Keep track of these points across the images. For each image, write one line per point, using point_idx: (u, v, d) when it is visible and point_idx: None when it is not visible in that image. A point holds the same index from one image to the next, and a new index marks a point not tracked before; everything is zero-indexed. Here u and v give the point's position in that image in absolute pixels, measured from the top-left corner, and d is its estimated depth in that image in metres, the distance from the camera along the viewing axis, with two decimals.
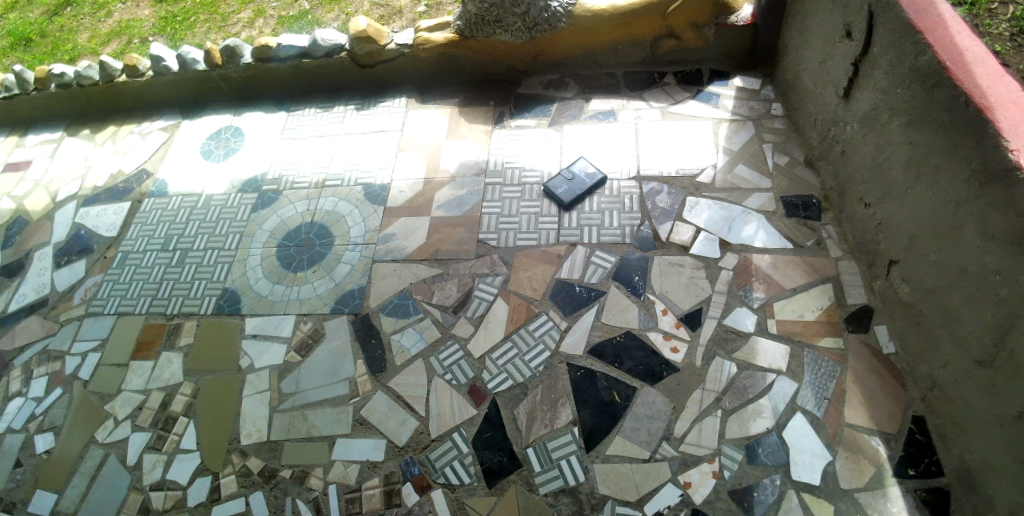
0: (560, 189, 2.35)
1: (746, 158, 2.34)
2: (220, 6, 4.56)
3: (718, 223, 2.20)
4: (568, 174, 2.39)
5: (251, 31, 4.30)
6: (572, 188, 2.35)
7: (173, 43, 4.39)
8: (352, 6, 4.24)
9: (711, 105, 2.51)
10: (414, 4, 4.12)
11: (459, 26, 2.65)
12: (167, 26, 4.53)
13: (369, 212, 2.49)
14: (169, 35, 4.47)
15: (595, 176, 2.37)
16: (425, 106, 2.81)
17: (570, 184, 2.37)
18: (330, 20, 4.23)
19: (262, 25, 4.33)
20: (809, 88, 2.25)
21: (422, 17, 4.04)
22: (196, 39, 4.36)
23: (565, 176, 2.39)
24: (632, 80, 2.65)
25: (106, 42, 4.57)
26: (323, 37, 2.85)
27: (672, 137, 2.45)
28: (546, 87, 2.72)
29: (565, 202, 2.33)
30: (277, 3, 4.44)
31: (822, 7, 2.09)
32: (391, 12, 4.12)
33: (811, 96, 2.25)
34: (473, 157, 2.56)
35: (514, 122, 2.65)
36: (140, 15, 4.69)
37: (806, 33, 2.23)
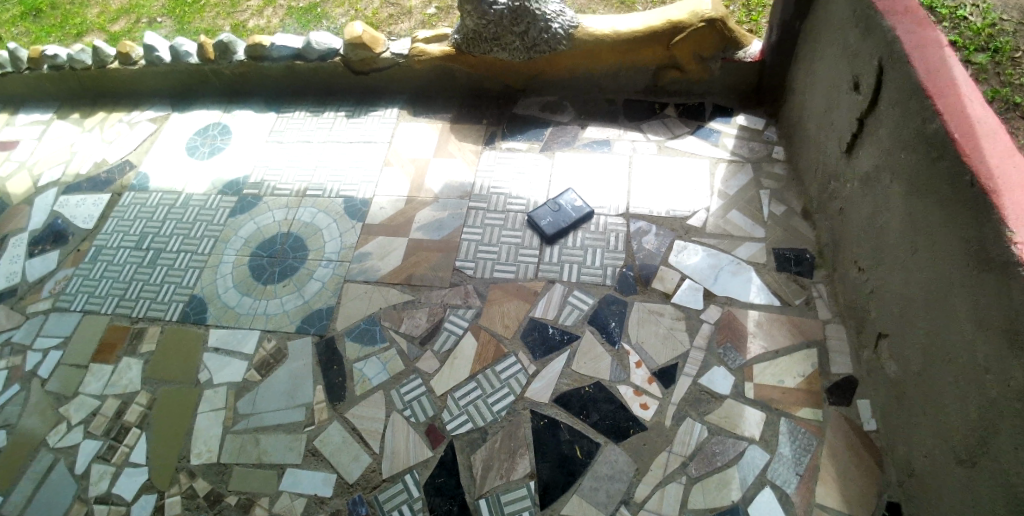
0: (544, 221, 2.26)
1: (741, 203, 2.23)
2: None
3: (704, 271, 2.09)
4: (554, 205, 2.30)
5: (259, 21, 4.21)
6: (556, 220, 2.26)
7: (180, 26, 4.31)
8: (361, 3, 4.14)
9: (711, 143, 2.40)
10: (425, 5, 4.02)
11: (456, 40, 2.54)
12: (176, 8, 4.45)
13: (346, 227, 2.41)
14: (177, 17, 4.39)
15: (581, 209, 2.28)
16: (416, 119, 2.72)
17: (555, 215, 2.27)
18: (338, 15, 4.13)
19: (270, 15, 4.24)
20: (810, 135, 2.13)
21: (431, 19, 3.94)
22: (204, 24, 4.28)
23: (551, 206, 2.30)
24: (633, 109, 2.54)
25: (115, 20, 4.50)
26: (318, 40, 2.75)
27: (666, 175, 2.34)
28: (543, 109, 2.62)
29: (548, 235, 2.23)
30: None
31: (828, 54, 1.96)
32: (401, 12, 4.02)
33: (811, 144, 2.13)
34: (459, 178, 2.48)
35: (505, 144, 2.56)
36: None
37: (811, 77, 2.09)
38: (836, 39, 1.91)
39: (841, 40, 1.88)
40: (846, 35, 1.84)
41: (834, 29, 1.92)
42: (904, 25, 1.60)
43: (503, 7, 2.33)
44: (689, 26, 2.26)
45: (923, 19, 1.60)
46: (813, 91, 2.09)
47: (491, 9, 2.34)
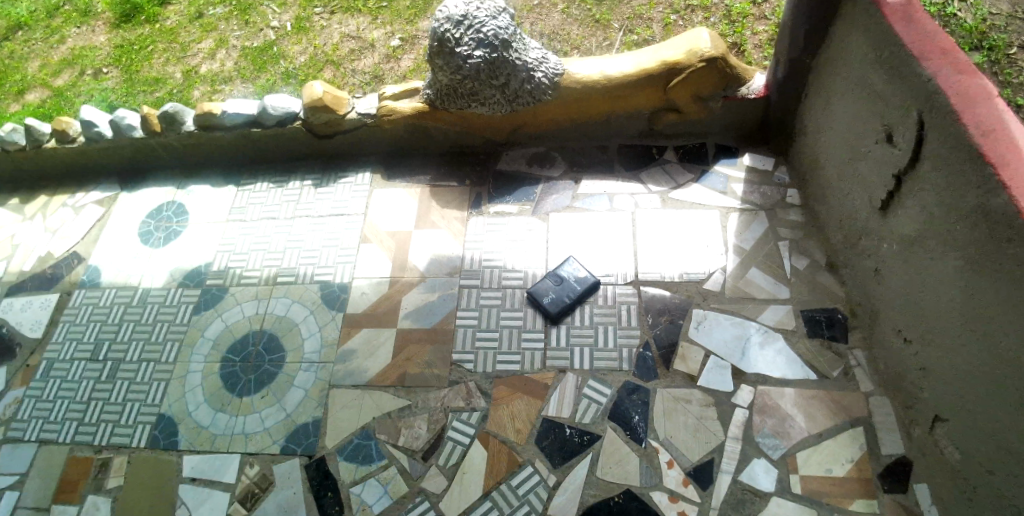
0: (546, 299, 2.04)
1: (760, 259, 2.03)
2: (180, 34, 4.08)
3: (730, 345, 1.89)
4: (556, 278, 2.08)
5: (212, 65, 3.84)
6: (560, 297, 2.04)
7: (128, 77, 3.94)
8: (320, 38, 3.80)
9: (718, 190, 2.19)
10: (388, 37, 3.69)
11: (429, 96, 2.29)
12: (122, 56, 4.06)
13: (326, 319, 2.17)
14: (124, 66, 4.01)
15: (585, 281, 2.06)
16: (392, 183, 2.47)
17: (558, 291, 2.05)
18: (297, 53, 3.77)
19: (224, 57, 3.87)
20: (831, 182, 1.93)
21: (396, 53, 3.61)
22: (154, 71, 3.91)
23: (552, 280, 2.08)
24: (628, 156, 2.33)
25: (57, 72, 4.11)
26: (274, 104, 2.46)
27: (674, 232, 2.14)
28: (530, 163, 2.40)
29: (553, 314, 2.01)
30: (241, 31, 3.98)
31: (848, 97, 1.76)
32: (363, 46, 3.69)
33: (833, 191, 1.93)
34: (446, 251, 2.25)
35: (493, 207, 2.32)
36: (95, 42, 4.22)
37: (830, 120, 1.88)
38: (860, 79, 1.69)
39: (865, 82, 1.66)
40: (872, 78, 1.62)
41: (853, 69, 1.71)
42: (944, 71, 1.36)
43: (479, 59, 2.05)
44: (687, 67, 2.05)
45: (965, 64, 1.36)
46: (831, 133, 1.89)
47: (466, 63, 2.06)
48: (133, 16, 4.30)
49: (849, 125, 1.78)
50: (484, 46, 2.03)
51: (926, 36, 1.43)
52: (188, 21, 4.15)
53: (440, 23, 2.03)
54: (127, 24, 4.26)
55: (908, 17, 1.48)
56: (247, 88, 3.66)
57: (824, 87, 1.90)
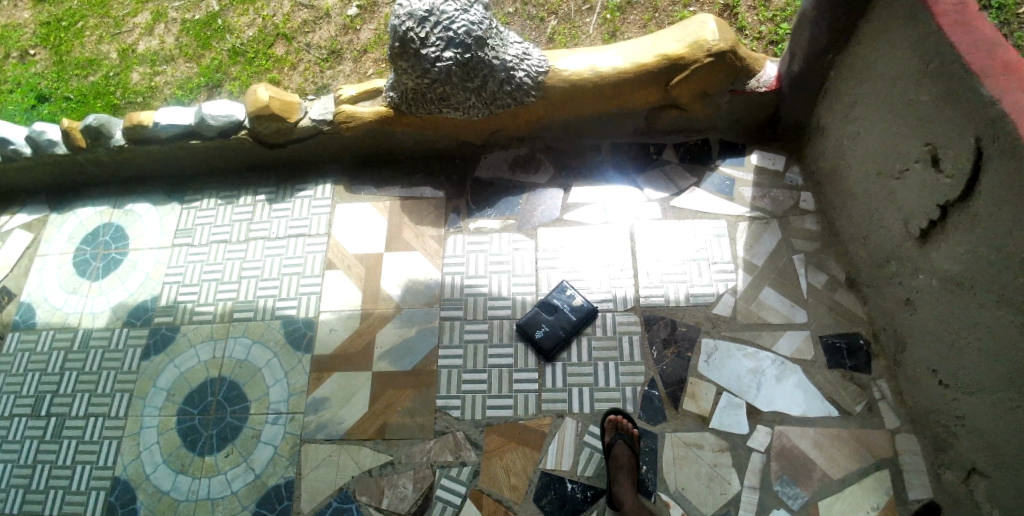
0: (539, 332, 1.82)
1: (773, 277, 1.86)
2: (112, 6, 3.60)
3: (744, 380, 1.72)
4: (549, 307, 1.86)
5: (151, 42, 3.39)
6: (554, 329, 1.82)
7: (59, 59, 3.47)
8: (268, 8, 3.35)
9: (725, 196, 1.99)
10: (345, 5, 3.25)
11: (392, 99, 1.99)
12: (49, 34, 3.59)
13: (293, 363, 1.94)
14: (53, 46, 3.54)
15: (582, 311, 1.84)
16: (357, 196, 2.18)
17: (552, 323, 1.83)
18: (245, 26, 3.32)
19: (162, 32, 3.42)
20: (856, 194, 1.75)
21: (354, 23, 3.18)
22: (86, 53, 3.45)
23: (544, 309, 1.86)
24: (623, 158, 2.08)
25: None
26: (212, 113, 2.15)
27: (678, 247, 1.93)
28: (513, 168, 2.13)
29: (546, 350, 1.80)
30: (180, 2, 3.51)
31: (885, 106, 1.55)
32: (317, 16, 3.25)
33: (857, 205, 1.75)
34: (422, 276, 2.00)
35: (473, 222, 2.07)
36: (19, 20, 3.73)
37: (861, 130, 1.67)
38: (897, 87, 1.48)
39: (905, 92, 1.45)
40: (915, 89, 1.41)
41: (888, 78, 1.52)
42: (1009, 92, 1.15)
43: (450, 61, 1.76)
44: (693, 62, 1.79)
45: None
46: (857, 142, 1.70)
47: (434, 66, 1.77)
48: None
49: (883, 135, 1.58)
50: (454, 46, 1.74)
51: (985, 46, 1.22)
52: None
53: (400, 20, 1.72)
54: None
55: (963, 21, 1.26)
56: (191, 69, 3.23)
57: (852, 88, 1.68)
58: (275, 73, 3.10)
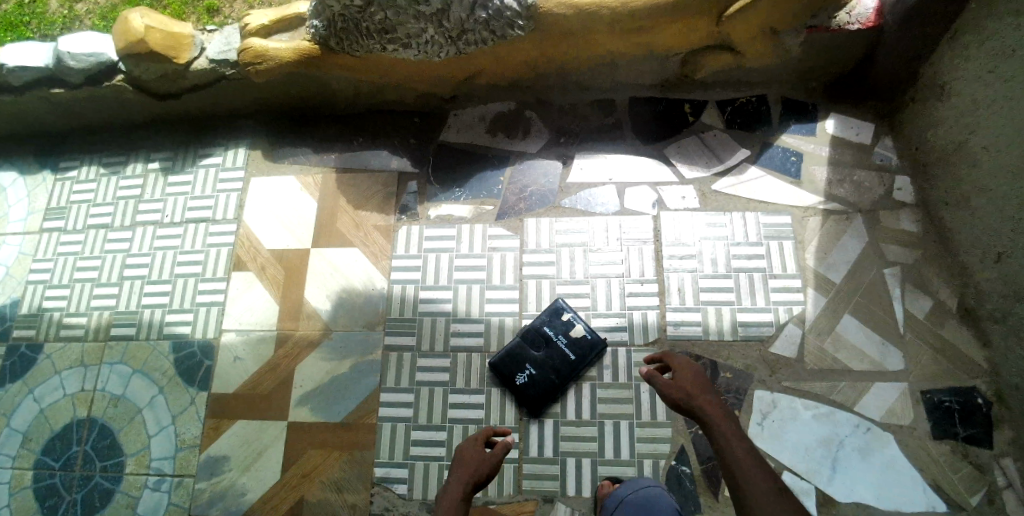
0: (521, 377, 1.26)
1: (855, 300, 1.31)
2: None
3: (816, 455, 1.21)
4: (536, 341, 1.28)
5: None
6: (543, 374, 1.26)
7: None
8: None
9: (789, 178, 1.40)
10: None
11: (314, 30, 1.32)
12: None
13: (183, 404, 1.41)
14: None
15: (582, 347, 1.26)
16: (279, 166, 1.55)
17: (540, 364, 1.26)
18: None
19: None
20: (996, 193, 1.19)
21: None
22: None
23: (529, 343, 1.28)
24: (646, 121, 1.45)
25: None
26: (71, 50, 1.49)
27: (721, 251, 1.35)
28: (493, 132, 1.48)
29: (530, 402, 1.25)
30: None
31: None
32: None
33: (996, 208, 1.20)
34: (358, 282, 1.40)
35: (435, 207, 1.44)
36: None
37: None
38: None
39: None
40: None
41: None
42: None
43: None
44: None
45: None
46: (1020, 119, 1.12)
47: None
48: None
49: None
50: None
51: None
52: None
53: None
54: None
55: None
56: None
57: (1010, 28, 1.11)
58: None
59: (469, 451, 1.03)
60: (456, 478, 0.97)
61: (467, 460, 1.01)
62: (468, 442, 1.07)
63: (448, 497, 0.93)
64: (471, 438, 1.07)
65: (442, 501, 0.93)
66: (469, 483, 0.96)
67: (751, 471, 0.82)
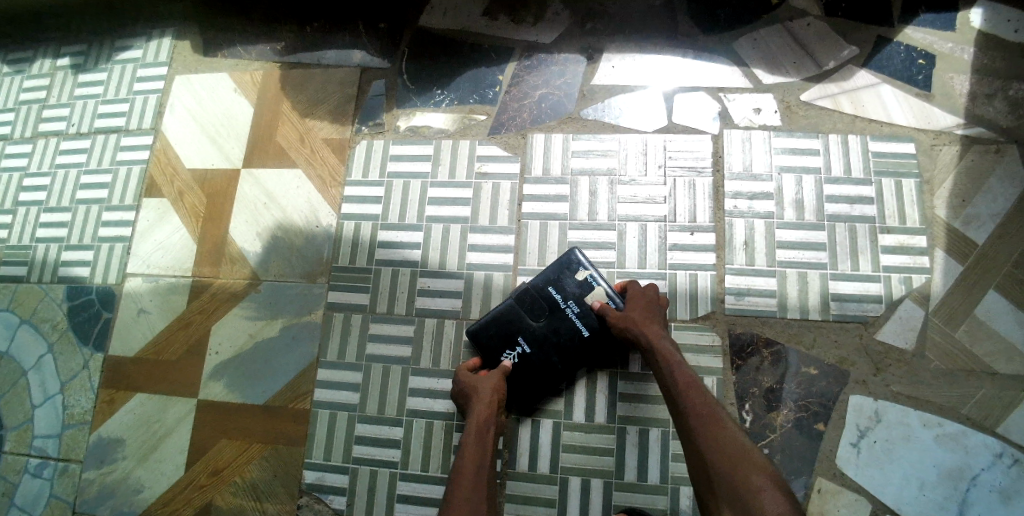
0: (508, 358, 0.87)
1: (1007, 270, 0.89)
2: None
3: (933, 497, 0.83)
4: (536, 307, 0.87)
5: None
6: (540, 357, 0.87)
7: None
8: None
9: (914, 92, 0.97)
10: None
11: None
12: None
13: (73, 368, 1.08)
14: None
15: (602, 323, 0.86)
16: (209, 63, 1.18)
17: (538, 342, 0.87)
18: None
19: None
20: None
21: None
22: None
23: (526, 309, 0.88)
24: (709, 6, 1.02)
25: None
26: None
27: (807, 192, 0.94)
28: (490, 16, 1.07)
29: (518, 394, 0.87)
30: None
31: None
32: None
33: None
34: (298, 217, 1.03)
35: (407, 119, 1.05)
36: None
37: None
38: None
39: None
40: None
41: None
42: None
43: None
44: None
45: None
46: None
47: None
48: None
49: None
50: None
51: None
52: None
53: None
54: None
55: None
56: None
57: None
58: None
59: (476, 383, 0.83)
60: (474, 424, 0.79)
61: (480, 396, 0.81)
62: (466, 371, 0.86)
63: (473, 453, 0.76)
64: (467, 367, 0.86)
65: (464, 457, 0.76)
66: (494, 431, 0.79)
67: (692, 401, 0.73)
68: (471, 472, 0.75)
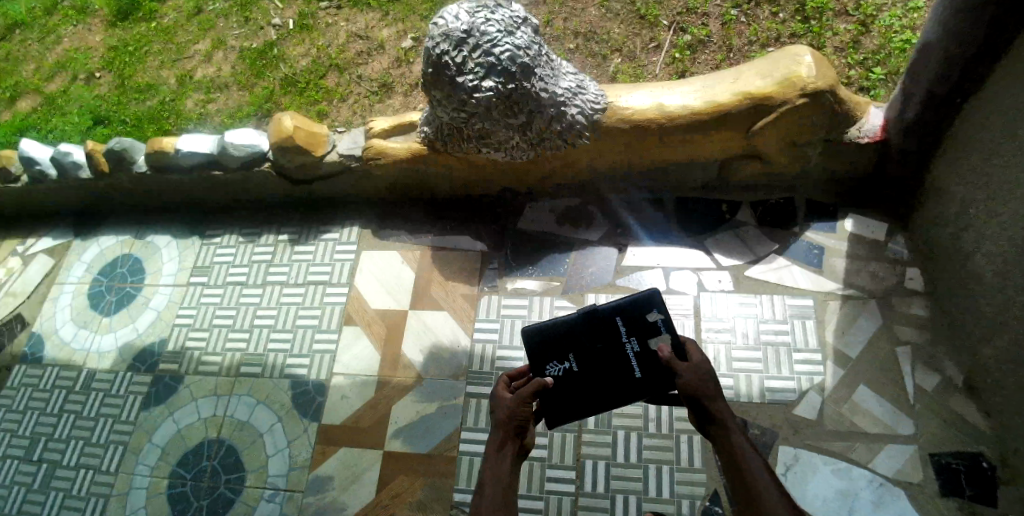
0: (556, 367, 1.18)
1: (870, 374, 1.53)
2: (156, 12, 3.25)
3: (832, 505, 1.40)
4: (602, 331, 1.20)
5: (166, 46, 3.08)
6: (581, 371, 1.19)
7: (116, 81, 3.05)
8: None
9: (813, 269, 1.67)
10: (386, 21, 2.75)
11: (427, 135, 1.71)
12: (112, 57, 3.14)
13: (296, 432, 1.71)
14: (115, 69, 3.10)
15: (652, 360, 1.17)
16: (384, 244, 1.94)
17: (585, 360, 1.19)
18: (270, 13, 2.99)
19: (177, 35, 3.10)
20: (982, 281, 1.42)
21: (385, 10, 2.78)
22: (129, 66, 3.07)
23: (593, 331, 1.21)
24: (690, 217, 1.77)
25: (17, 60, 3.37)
26: (234, 142, 1.96)
27: (751, 328, 1.62)
28: (561, 222, 1.82)
29: (555, 393, 1.18)
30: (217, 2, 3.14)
31: None
32: (359, 30, 2.77)
33: (981, 294, 1.43)
34: (447, 341, 1.73)
35: (511, 283, 1.77)
36: (88, 42, 3.30)
37: (997, 209, 1.36)
38: None
39: None
40: None
41: None
42: None
43: (489, 91, 1.45)
44: (784, 103, 1.47)
45: None
46: (989, 221, 1.39)
47: (472, 99, 1.47)
48: (126, 9, 3.32)
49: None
50: (495, 74, 1.44)
51: None
52: None
53: (434, 42, 1.45)
54: (121, 20, 3.30)
55: None
56: (226, 72, 2.86)
57: (999, 123, 1.32)
58: (322, 105, 2.59)
59: (503, 407, 1.10)
60: (497, 443, 1.06)
61: (503, 419, 1.09)
62: (504, 392, 1.13)
63: (495, 467, 1.03)
64: (502, 391, 1.13)
65: (489, 472, 1.03)
66: (512, 452, 1.05)
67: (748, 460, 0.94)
68: (494, 482, 1.01)
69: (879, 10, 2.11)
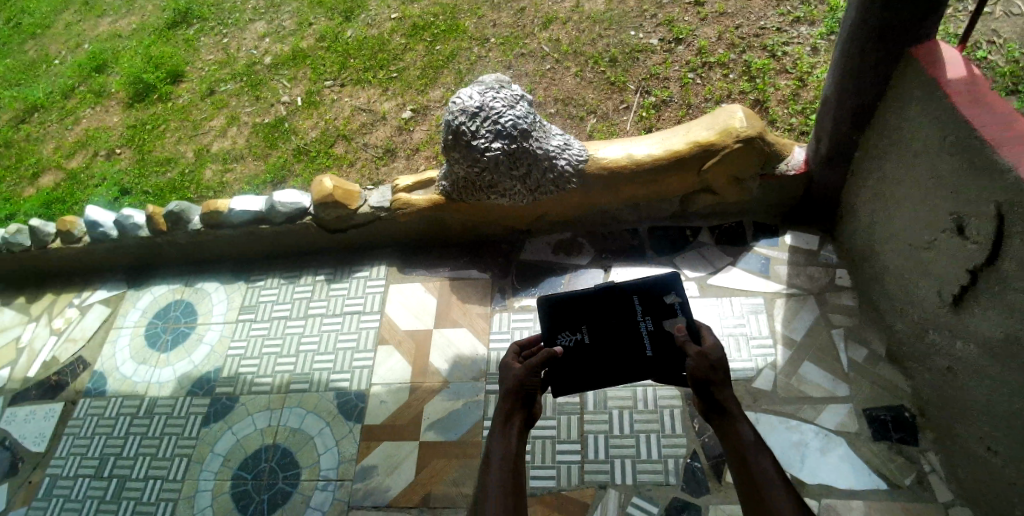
0: (569, 337, 1.51)
1: (811, 353, 1.92)
2: (174, 97, 3.70)
3: (788, 454, 1.75)
4: (619, 308, 1.53)
5: (183, 127, 3.51)
6: (591, 341, 1.51)
7: (139, 158, 3.46)
8: (316, 68, 3.49)
9: (761, 275, 2.10)
10: (387, 97, 3.24)
11: (444, 188, 2.13)
12: (134, 136, 3.57)
13: (342, 433, 2.03)
14: (136, 147, 3.52)
15: (664, 333, 1.48)
16: (409, 277, 2.33)
17: (594, 334, 1.51)
18: (280, 93, 3.47)
19: (195, 115, 3.55)
20: (888, 272, 1.85)
21: (385, 87, 3.28)
22: (154, 143, 3.48)
23: (614, 309, 1.53)
24: (660, 241, 2.21)
25: (46, 143, 3.77)
26: (281, 201, 2.37)
27: (713, 325, 2.02)
28: (556, 252, 2.24)
29: (570, 357, 1.50)
30: (231, 86, 3.61)
31: (910, 192, 1.70)
32: (365, 104, 3.24)
33: (888, 282, 1.85)
34: (468, 351, 2.09)
35: (518, 301, 2.16)
36: (109, 123, 3.74)
37: (890, 215, 1.80)
38: (921, 177, 1.65)
39: (931, 168, 1.60)
40: (938, 164, 1.56)
41: (910, 161, 1.68)
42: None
43: (497, 151, 1.90)
44: (723, 147, 1.93)
45: None
46: (886, 226, 1.83)
47: (484, 156, 1.91)
48: (146, 95, 3.77)
49: (915, 190, 1.68)
50: (502, 137, 1.89)
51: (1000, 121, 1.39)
52: (172, 78, 3.79)
53: (454, 115, 1.91)
54: (140, 104, 3.75)
55: (979, 100, 1.44)
56: (246, 143, 3.29)
57: (884, 151, 1.79)
58: (333, 169, 3.01)
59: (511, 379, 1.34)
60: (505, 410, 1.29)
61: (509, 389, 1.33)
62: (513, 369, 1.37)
63: (504, 430, 1.25)
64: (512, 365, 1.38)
65: (500, 434, 1.25)
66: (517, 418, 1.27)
67: (747, 441, 1.14)
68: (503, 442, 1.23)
69: (813, 67, 2.61)
